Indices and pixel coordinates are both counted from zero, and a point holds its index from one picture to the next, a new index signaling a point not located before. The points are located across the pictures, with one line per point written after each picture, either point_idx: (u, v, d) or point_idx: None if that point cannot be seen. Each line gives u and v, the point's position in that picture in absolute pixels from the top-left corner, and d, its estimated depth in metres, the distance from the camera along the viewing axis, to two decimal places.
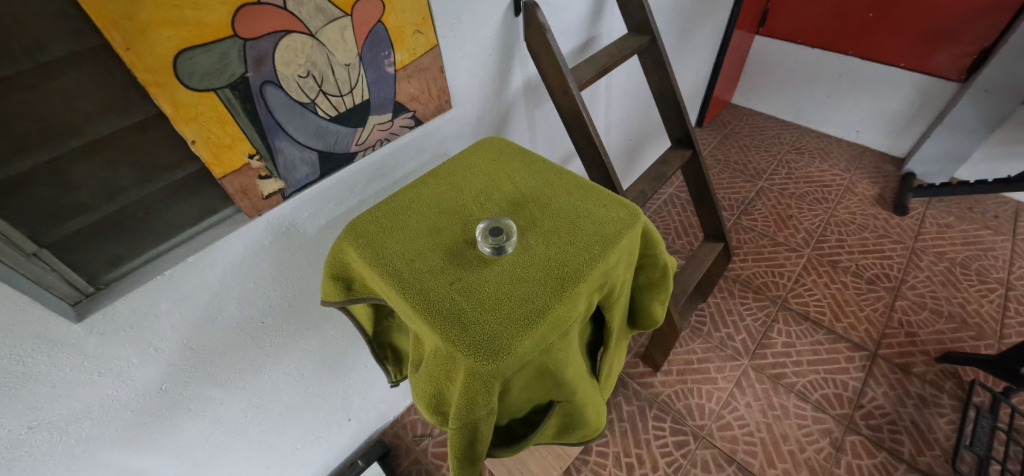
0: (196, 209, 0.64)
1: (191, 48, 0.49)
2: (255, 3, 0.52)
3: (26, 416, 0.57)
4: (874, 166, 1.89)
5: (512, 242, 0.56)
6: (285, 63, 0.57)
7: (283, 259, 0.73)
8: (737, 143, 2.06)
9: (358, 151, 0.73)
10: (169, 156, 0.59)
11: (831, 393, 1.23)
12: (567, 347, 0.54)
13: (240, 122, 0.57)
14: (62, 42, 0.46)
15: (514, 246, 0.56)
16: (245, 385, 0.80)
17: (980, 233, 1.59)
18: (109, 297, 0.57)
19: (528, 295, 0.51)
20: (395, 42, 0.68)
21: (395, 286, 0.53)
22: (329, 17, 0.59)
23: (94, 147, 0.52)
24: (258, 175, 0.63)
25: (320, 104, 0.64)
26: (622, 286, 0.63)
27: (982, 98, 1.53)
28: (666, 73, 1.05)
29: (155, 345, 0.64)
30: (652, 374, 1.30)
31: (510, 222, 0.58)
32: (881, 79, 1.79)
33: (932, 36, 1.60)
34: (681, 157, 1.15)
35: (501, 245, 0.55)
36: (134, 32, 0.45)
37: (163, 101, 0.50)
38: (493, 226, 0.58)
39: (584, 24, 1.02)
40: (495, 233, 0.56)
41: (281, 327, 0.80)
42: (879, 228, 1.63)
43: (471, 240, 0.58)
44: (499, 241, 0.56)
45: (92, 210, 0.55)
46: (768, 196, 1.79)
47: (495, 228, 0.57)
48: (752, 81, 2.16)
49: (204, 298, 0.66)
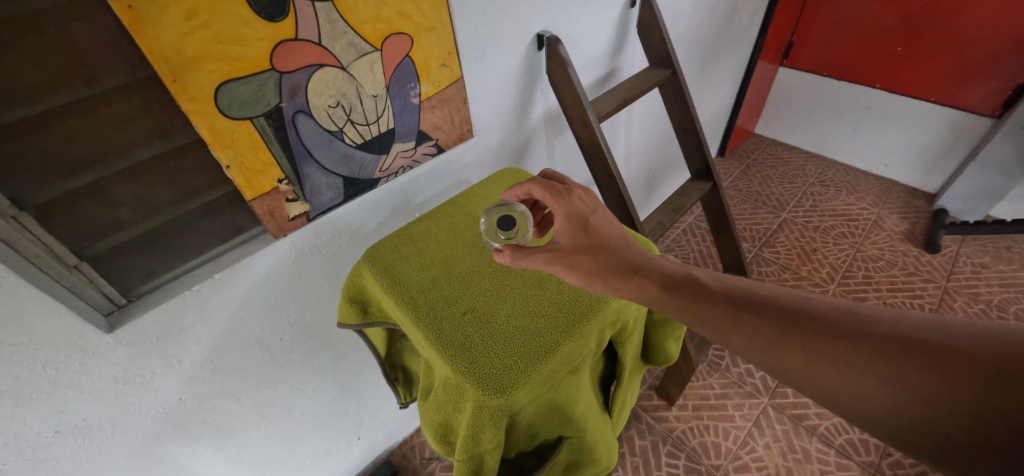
0: (226, 228, 0.67)
1: (231, 80, 0.53)
2: (292, 39, 0.55)
3: (54, 420, 0.59)
4: (903, 200, 1.84)
5: (532, 237, 0.60)
6: (317, 94, 0.60)
7: (303, 278, 0.75)
8: (759, 174, 2.04)
9: (381, 177, 0.76)
10: (204, 179, 0.62)
11: (856, 438, 1.17)
12: (578, 383, 0.54)
13: (272, 148, 0.60)
14: (118, 75, 0.50)
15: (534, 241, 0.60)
16: (260, 399, 0.82)
17: (1019, 274, 1.52)
18: (139, 310, 0.60)
19: (539, 330, 0.51)
20: (421, 75, 0.71)
21: (409, 313, 0.54)
22: (359, 52, 0.62)
23: (137, 169, 0.56)
24: (285, 198, 0.66)
25: (347, 132, 0.67)
26: (636, 322, 0.63)
27: (1018, 134, 1.48)
28: (686, 105, 1.06)
29: (178, 357, 0.66)
30: (667, 409, 1.27)
31: (523, 209, 0.61)
32: (910, 113, 1.76)
33: (963, 70, 1.57)
34: (700, 189, 1.14)
35: (522, 239, 0.59)
36: (181, 65, 0.49)
37: (202, 129, 0.53)
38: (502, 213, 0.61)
39: (606, 57, 1.04)
40: (506, 227, 0.59)
41: (299, 345, 0.82)
42: (909, 266, 1.58)
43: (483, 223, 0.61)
44: (520, 234, 0.59)
45: (131, 226, 0.58)
46: (790, 229, 1.76)
47: (507, 220, 0.60)
48: (776, 112, 2.15)
49: (227, 313, 0.69)
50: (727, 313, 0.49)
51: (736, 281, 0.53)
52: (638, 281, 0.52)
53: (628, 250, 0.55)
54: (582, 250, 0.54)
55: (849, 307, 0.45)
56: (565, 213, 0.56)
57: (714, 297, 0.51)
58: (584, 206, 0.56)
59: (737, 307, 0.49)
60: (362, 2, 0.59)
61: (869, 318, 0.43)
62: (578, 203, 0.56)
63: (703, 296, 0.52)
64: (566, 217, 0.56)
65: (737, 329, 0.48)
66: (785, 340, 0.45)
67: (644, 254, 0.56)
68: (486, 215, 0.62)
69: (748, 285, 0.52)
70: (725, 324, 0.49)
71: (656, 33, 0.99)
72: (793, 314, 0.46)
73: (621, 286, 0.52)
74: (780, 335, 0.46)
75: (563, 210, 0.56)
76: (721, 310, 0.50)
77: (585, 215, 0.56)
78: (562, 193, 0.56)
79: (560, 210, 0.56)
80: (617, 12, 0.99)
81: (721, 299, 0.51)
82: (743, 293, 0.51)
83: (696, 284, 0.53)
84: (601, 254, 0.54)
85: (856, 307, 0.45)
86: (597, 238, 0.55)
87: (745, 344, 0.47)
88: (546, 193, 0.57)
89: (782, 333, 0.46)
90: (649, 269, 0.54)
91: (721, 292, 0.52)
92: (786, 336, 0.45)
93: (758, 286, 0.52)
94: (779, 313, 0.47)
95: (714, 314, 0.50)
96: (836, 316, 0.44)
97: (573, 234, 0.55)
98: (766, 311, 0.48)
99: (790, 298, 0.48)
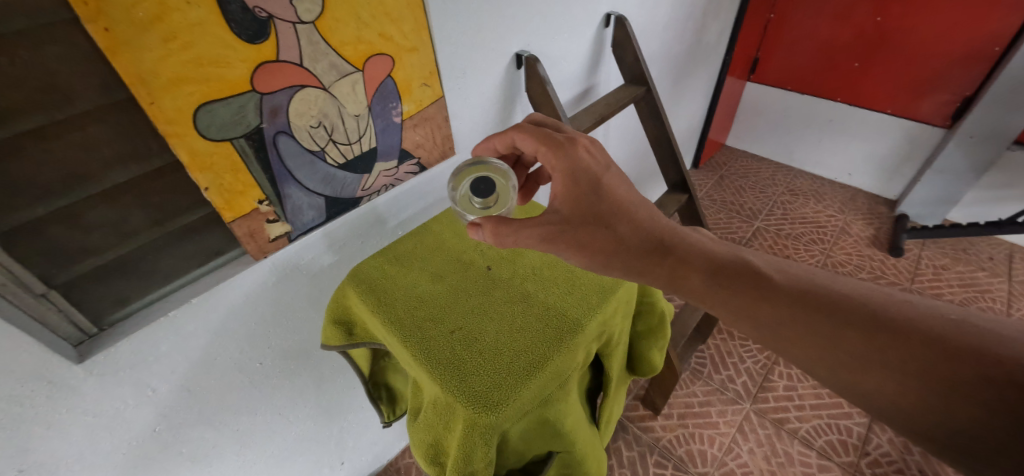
0: (203, 251, 0.66)
1: (211, 102, 0.52)
2: (274, 61, 0.55)
3: (17, 459, 0.56)
4: (867, 207, 1.93)
5: (513, 203, 0.61)
6: (298, 115, 0.60)
7: (284, 300, 0.74)
8: (732, 184, 2.11)
9: (364, 195, 0.75)
10: (181, 201, 0.61)
11: (835, 439, 1.20)
12: (567, 398, 0.54)
13: (252, 170, 0.60)
14: (92, 97, 0.49)
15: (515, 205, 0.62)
16: (239, 426, 0.79)
17: (975, 274, 1.61)
18: (112, 339, 0.58)
19: (527, 347, 0.52)
20: (403, 94, 0.72)
21: (396, 334, 0.54)
22: (341, 73, 0.63)
23: (111, 193, 0.55)
24: (266, 219, 0.65)
25: (329, 152, 0.66)
26: (621, 333, 0.64)
27: (968, 143, 1.57)
28: (661, 120, 1.09)
29: (152, 386, 0.64)
30: (653, 418, 1.28)
31: (502, 167, 0.61)
32: (869, 125, 1.85)
33: (915, 84, 1.67)
34: (677, 201, 1.18)
35: (500, 209, 0.61)
36: (159, 88, 0.48)
37: (180, 151, 0.53)
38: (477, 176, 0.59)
39: (582, 75, 1.07)
40: (483, 196, 0.59)
41: (280, 368, 0.80)
42: (876, 269, 1.65)
43: (457, 192, 0.61)
44: (498, 205, 0.61)
45: (103, 252, 0.57)
46: (763, 237, 1.82)
47: (483, 189, 0.59)
48: (745, 125, 2.24)
49: (205, 338, 0.67)
50: (806, 318, 0.44)
51: (807, 274, 0.48)
52: (672, 263, 0.52)
53: (649, 220, 0.56)
54: (588, 219, 0.55)
55: (955, 317, 0.40)
56: (568, 165, 0.57)
57: (786, 296, 0.46)
58: (588, 160, 0.57)
59: (816, 311, 0.44)
60: (343, 24, 0.60)
61: (985, 333, 0.38)
62: (581, 156, 0.57)
63: (774, 297, 0.46)
64: (567, 170, 0.57)
65: (815, 339, 0.43)
66: (877, 355, 0.40)
67: (682, 234, 0.55)
68: (456, 180, 0.61)
69: (822, 279, 0.47)
70: (802, 329, 0.44)
71: (630, 52, 1.03)
72: (887, 322, 0.41)
73: (653, 270, 0.53)
74: (868, 347, 0.41)
75: (564, 164, 0.57)
76: (799, 314, 0.44)
77: (591, 173, 0.57)
78: (563, 148, 0.58)
79: (559, 165, 0.57)
80: (592, 32, 1.02)
81: (797, 300, 0.45)
82: (823, 293, 0.45)
83: (767, 280, 0.47)
84: (614, 226, 0.55)
85: (964, 317, 0.40)
86: (608, 205, 0.56)
87: (822, 354, 0.43)
88: (539, 143, 0.59)
89: (871, 347, 0.40)
90: (696, 258, 0.52)
91: (794, 288, 0.46)
92: (876, 350, 0.40)
93: (836, 282, 0.46)
94: (870, 319, 0.41)
95: (791, 319, 0.45)
96: (942, 329, 0.39)
97: (576, 199, 0.56)
98: (831, 313, 0.43)
99: (878, 302, 0.43)
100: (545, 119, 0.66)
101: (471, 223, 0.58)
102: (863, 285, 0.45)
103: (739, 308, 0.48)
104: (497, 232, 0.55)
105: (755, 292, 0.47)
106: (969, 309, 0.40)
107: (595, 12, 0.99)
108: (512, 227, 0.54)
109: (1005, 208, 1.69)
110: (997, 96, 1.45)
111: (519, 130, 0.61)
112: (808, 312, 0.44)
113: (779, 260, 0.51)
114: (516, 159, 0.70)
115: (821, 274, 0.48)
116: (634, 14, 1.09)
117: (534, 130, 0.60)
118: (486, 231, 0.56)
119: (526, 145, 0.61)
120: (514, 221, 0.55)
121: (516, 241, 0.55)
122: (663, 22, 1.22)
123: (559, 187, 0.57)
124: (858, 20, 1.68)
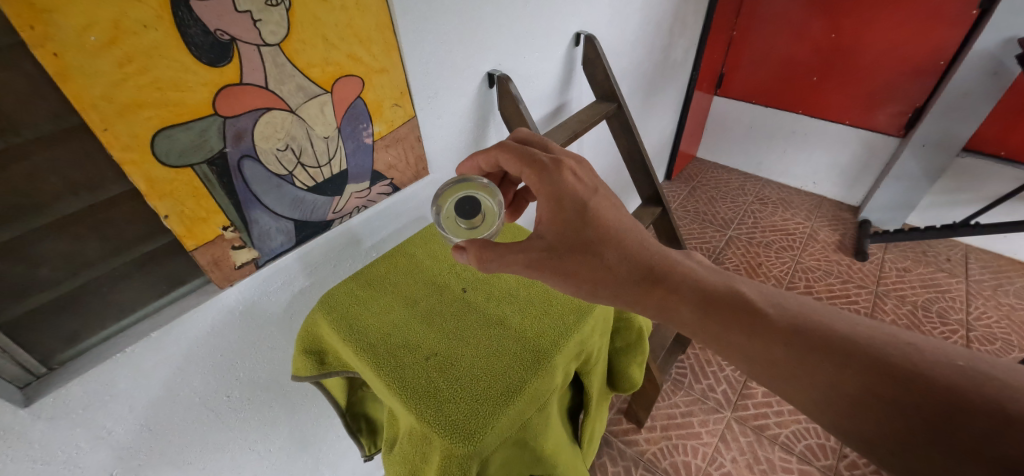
0: (164, 281, 0.63)
1: (170, 127, 0.50)
2: (237, 84, 0.54)
3: None
4: (833, 214, 2.01)
5: (499, 222, 0.61)
6: (264, 138, 0.59)
7: (252, 329, 0.71)
8: (705, 195, 2.17)
9: (335, 218, 0.74)
10: (140, 230, 0.58)
11: (815, 443, 1.22)
12: (547, 421, 0.53)
13: (216, 196, 0.57)
14: (40, 124, 0.47)
15: (502, 225, 0.61)
16: (205, 466, 0.74)
17: (936, 275, 1.68)
18: (63, 378, 0.54)
19: (504, 371, 0.51)
20: (374, 115, 0.71)
21: (370, 363, 0.52)
22: (309, 95, 0.61)
23: (61, 224, 0.51)
24: (231, 246, 0.62)
25: (298, 175, 0.65)
26: (600, 351, 0.64)
27: (921, 151, 1.66)
28: (633, 136, 1.12)
29: (108, 427, 0.60)
30: (636, 432, 1.28)
31: (486, 182, 0.61)
32: (830, 135, 1.94)
33: (869, 97, 1.76)
34: (651, 214, 1.19)
35: (487, 229, 0.61)
36: (113, 114, 0.46)
37: (137, 179, 0.50)
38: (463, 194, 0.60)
39: (554, 93, 1.09)
40: (466, 216, 0.58)
41: (249, 401, 0.76)
42: (843, 274, 1.71)
43: (442, 211, 0.60)
44: (485, 225, 0.60)
45: (52, 286, 0.53)
46: (737, 245, 1.86)
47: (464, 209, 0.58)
48: (714, 137, 2.31)
49: (167, 373, 0.63)
50: (802, 358, 0.44)
51: (805, 309, 0.48)
52: (661, 291, 0.53)
53: (642, 248, 0.55)
54: (575, 248, 0.55)
55: (964, 363, 0.40)
56: (547, 187, 0.57)
57: (782, 335, 0.46)
58: (574, 183, 0.57)
59: (814, 352, 0.44)
60: (310, 46, 0.59)
61: (992, 383, 0.38)
62: (567, 179, 0.57)
63: (769, 332, 0.47)
64: (548, 195, 0.56)
65: (811, 380, 0.44)
66: (877, 402, 0.40)
67: (674, 262, 0.55)
68: (442, 198, 0.60)
69: (820, 315, 0.47)
70: (798, 369, 0.44)
71: (600, 70, 1.05)
72: (889, 367, 0.41)
73: (643, 299, 0.53)
74: (867, 392, 0.41)
75: (547, 188, 0.57)
76: (796, 355, 0.45)
77: (578, 197, 0.56)
78: (547, 171, 0.58)
79: (543, 188, 0.57)
80: (563, 51, 1.04)
81: (795, 341, 0.45)
82: (821, 333, 0.45)
83: (763, 317, 0.48)
84: (602, 253, 0.55)
85: (971, 365, 0.40)
86: (596, 231, 0.55)
87: (819, 396, 0.43)
88: (523, 165, 0.59)
89: (869, 393, 0.41)
90: (690, 289, 0.52)
91: (790, 327, 0.46)
92: (876, 397, 0.41)
93: (835, 318, 0.46)
94: (870, 363, 0.42)
95: (787, 359, 0.45)
96: (948, 378, 0.39)
97: (563, 225, 0.56)
98: (822, 348, 0.44)
99: (880, 346, 0.43)
100: (531, 135, 0.66)
101: (456, 245, 0.58)
102: (863, 323, 0.46)
103: (736, 345, 0.48)
104: (481, 258, 0.55)
105: (751, 330, 0.47)
106: (978, 353, 0.40)
107: (564, 31, 1.01)
108: (497, 252, 0.55)
109: (958, 211, 1.78)
110: (946, 106, 1.53)
111: (503, 151, 0.61)
112: (805, 352, 0.45)
113: (775, 291, 0.51)
114: (503, 176, 0.71)
115: (819, 310, 0.48)
116: (603, 33, 1.12)
117: (518, 150, 0.60)
118: (470, 255, 0.56)
119: (510, 165, 0.61)
120: (500, 246, 0.55)
121: (501, 267, 0.55)
122: (631, 40, 1.26)
123: (545, 211, 0.57)
124: (814, 36, 1.77)
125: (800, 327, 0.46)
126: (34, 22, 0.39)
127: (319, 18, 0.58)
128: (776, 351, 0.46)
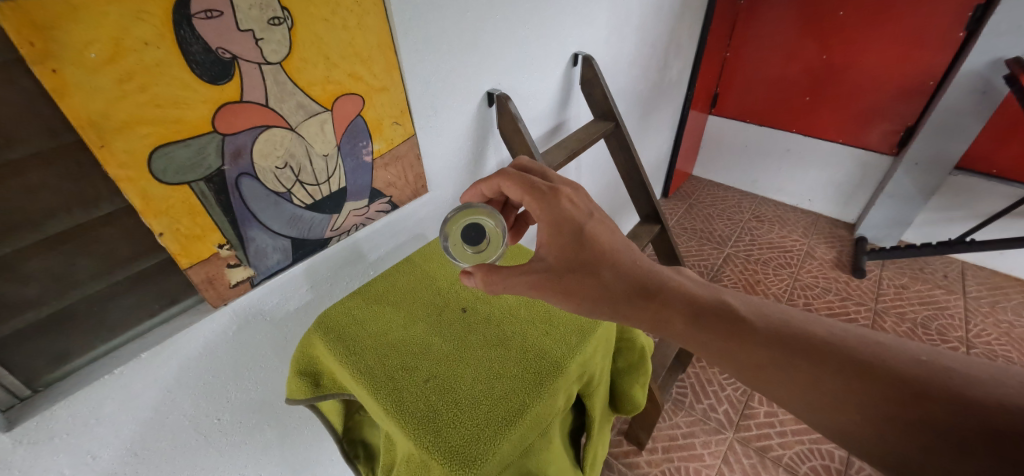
0: (156, 300, 0.61)
1: (167, 144, 0.50)
2: (237, 101, 0.53)
3: None
4: (829, 231, 2.02)
5: (505, 246, 0.60)
6: (263, 155, 0.58)
7: (246, 350, 0.69)
8: (701, 213, 2.18)
9: (332, 236, 0.73)
10: (133, 247, 0.57)
11: (819, 465, 1.19)
12: (549, 446, 0.52)
13: (212, 213, 0.56)
14: (36, 141, 0.46)
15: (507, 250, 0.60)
16: None
17: (934, 292, 1.68)
18: (47, 402, 0.52)
19: (505, 394, 0.50)
20: (374, 133, 0.71)
21: (368, 385, 0.51)
22: (309, 113, 0.61)
23: (54, 242, 0.50)
24: (226, 264, 0.61)
25: (296, 193, 0.64)
26: (602, 373, 0.63)
27: (914, 169, 1.68)
28: (631, 154, 1.12)
29: (92, 453, 0.58)
30: (638, 453, 1.25)
31: (489, 210, 0.60)
32: (825, 154, 1.96)
33: (862, 116, 1.79)
34: (650, 231, 1.19)
35: (494, 253, 0.60)
36: (110, 130, 0.45)
37: (133, 196, 0.49)
38: (469, 223, 0.59)
39: (551, 113, 1.11)
40: (473, 242, 0.60)
41: (240, 424, 0.73)
42: (842, 291, 1.71)
43: (449, 239, 0.60)
44: (491, 248, 0.60)
45: (40, 306, 0.51)
46: (735, 263, 1.87)
47: (472, 237, 0.59)
48: (710, 156, 2.34)
49: (155, 396, 0.61)
50: (790, 361, 0.44)
51: (786, 316, 0.47)
52: (657, 302, 0.51)
53: (633, 265, 0.55)
54: (576, 266, 0.54)
55: (926, 359, 0.41)
56: (551, 210, 0.56)
57: (766, 339, 0.46)
58: (572, 211, 0.56)
59: (798, 357, 0.44)
60: (312, 65, 0.59)
61: (955, 376, 0.39)
62: (564, 208, 0.56)
63: (757, 339, 0.46)
64: (552, 217, 0.56)
65: (798, 382, 0.43)
66: (859, 398, 0.40)
67: (666, 276, 0.54)
68: (449, 224, 0.60)
69: (798, 320, 0.47)
70: (785, 371, 0.44)
71: (598, 89, 1.07)
72: (864, 364, 0.41)
73: (638, 312, 0.52)
74: (847, 389, 0.41)
75: (547, 216, 0.56)
76: (780, 358, 0.44)
77: (575, 223, 0.56)
78: (546, 200, 0.57)
79: (544, 216, 0.57)
80: (561, 71, 1.06)
81: (778, 343, 0.45)
82: (802, 337, 0.45)
83: (748, 325, 0.47)
84: (600, 272, 0.54)
85: (933, 358, 0.41)
86: (592, 251, 0.55)
87: (804, 395, 0.43)
88: (525, 193, 0.59)
89: (849, 390, 0.41)
90: (682, 302, 0.51)
91: (776, 333, 0.46)
92: (856, 395, 0.41)
93: (812, 323, 0.46)
94: (846, 363, 0.42)
95: (774, 362, 0.44)
96: (917, 373, 0.40)
97: (563, 248, 0.55)
98: (802, 351, 0.44)
99: (854, 344, 0.43)
100: (531, 164, 0.66)
101: (464, 270, 0.57)
102: (840, 326, 0.46)
103: (725, 351, 0.47)
104: (487, 280, 0.55)
105: (739, 337, 0.47)
106: (938, 349, 0.41)
107: (563, 52, 1.03)
108: (503, 274, 0.54)
109: (953, 229, 1.80)
110: (938, 125, 1.56)
111: (505, 178, 0.60)
112: (788, 352, 0.44)
113: (760, 300, 0.51)
114: (505, 202, 0.70)
115: (798, 315, 0.48)
116: (600, 54, 1.14)
117: (519, 177, 0.60)
118: (478, 279, 0.55)
119: (513, 192, 0.60)
120: (504, 270, 0.55)
121: (507, 289, 0.55)
122: (628, 60, 1.28)
123: (544, 237, 0.56)
124: (806, 57, 1.81)
125: (788, 333, 0.46)
126: (35, 38, 0.39)
127: (321, 38, 0.58)
128: (763, 354, 0.45)
